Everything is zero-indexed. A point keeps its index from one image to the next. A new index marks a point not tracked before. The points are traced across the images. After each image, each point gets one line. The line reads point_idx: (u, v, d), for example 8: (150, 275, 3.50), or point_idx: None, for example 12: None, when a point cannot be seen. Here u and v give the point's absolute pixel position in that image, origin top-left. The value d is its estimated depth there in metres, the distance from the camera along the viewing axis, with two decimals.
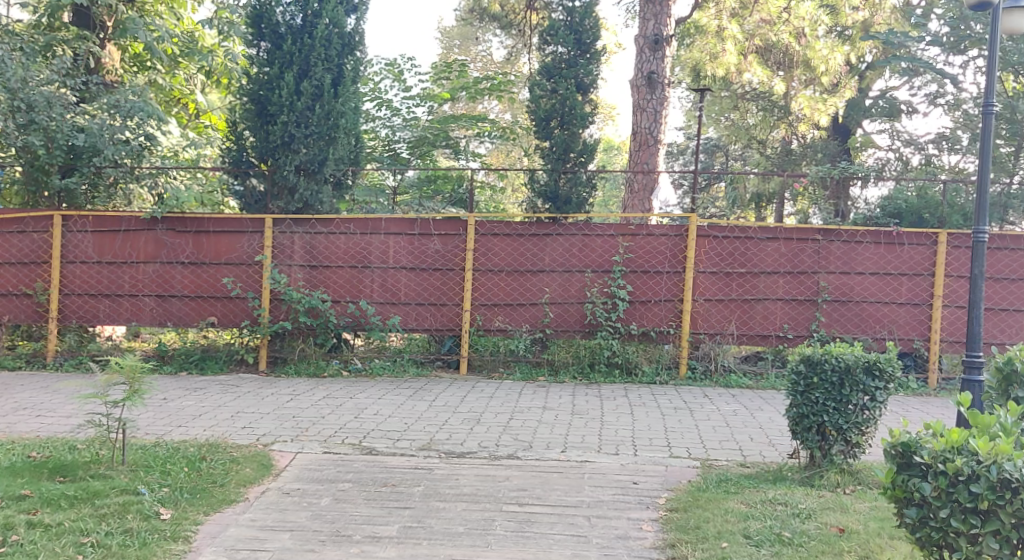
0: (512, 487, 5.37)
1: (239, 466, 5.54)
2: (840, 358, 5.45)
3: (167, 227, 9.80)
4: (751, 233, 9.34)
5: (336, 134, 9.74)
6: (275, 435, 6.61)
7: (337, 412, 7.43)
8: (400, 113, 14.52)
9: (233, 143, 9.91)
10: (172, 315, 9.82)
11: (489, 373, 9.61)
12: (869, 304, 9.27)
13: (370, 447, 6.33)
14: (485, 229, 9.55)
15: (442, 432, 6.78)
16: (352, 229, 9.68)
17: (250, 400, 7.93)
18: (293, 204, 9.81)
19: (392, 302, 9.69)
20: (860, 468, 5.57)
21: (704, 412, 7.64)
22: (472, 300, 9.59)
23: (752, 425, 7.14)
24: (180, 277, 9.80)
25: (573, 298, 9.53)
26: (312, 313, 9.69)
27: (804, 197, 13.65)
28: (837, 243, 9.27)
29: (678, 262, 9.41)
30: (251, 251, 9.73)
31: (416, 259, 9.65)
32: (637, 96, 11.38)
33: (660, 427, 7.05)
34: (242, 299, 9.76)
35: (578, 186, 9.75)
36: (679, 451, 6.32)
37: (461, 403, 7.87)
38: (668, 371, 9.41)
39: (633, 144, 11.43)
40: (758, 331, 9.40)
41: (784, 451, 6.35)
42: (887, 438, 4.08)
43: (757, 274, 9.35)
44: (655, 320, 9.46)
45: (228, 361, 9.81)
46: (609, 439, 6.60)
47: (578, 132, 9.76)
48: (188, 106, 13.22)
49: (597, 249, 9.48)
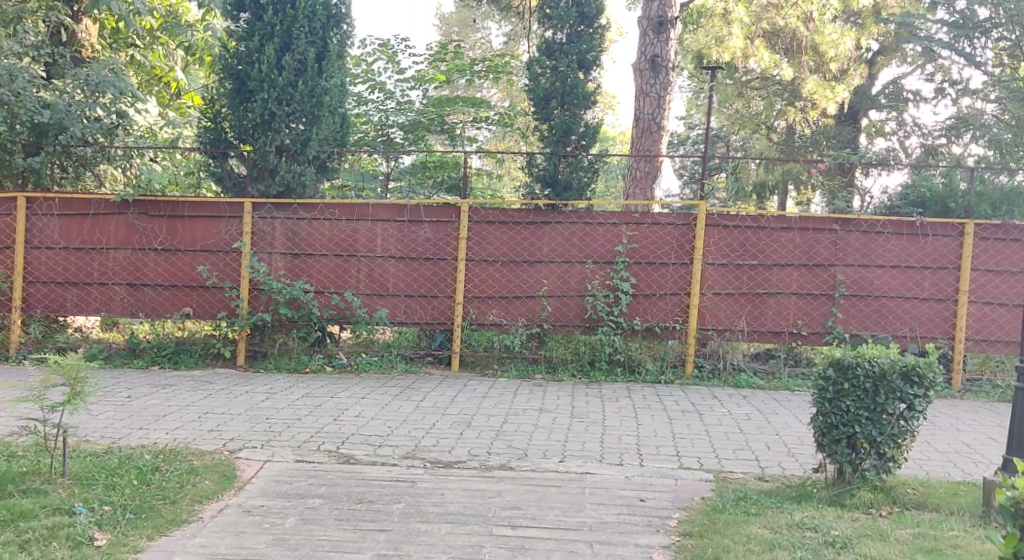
0: (504, 505, 4.76)
1: (196, 479, 4.94)
2: (873, 362, 4.84)
3: (139, 211, 9.17)
4: (765, 223, 8.72)
5: (321, 113, 9.07)
6: (244, 439, 6.00)
7: (315, 414, 6.81)
8: (393, 96, 13.89)
9: (210, 122, 9.27)
10: (144, 305, 9.20)
11: (482, 369, 9.01)
12: (890, 299, 8.66)
13: (349, 455, 5.72)
14: (480, 216, 8.93)
15: (429, 437, 6.18)
16: (337, 215, 9.05)
17: (222, 399, 7.31)
18: (274, 187, 9.17)
19: (380, 293, 9.07)
20: (896, 485, 4.97)
21: (715, 416, 7.03)
22: (464, 292, 8.97)
23: (769, 432, 6.53)
24: (153, 265, 9.18)
25: (573, 291, 8.92)
26: (294, 305, 9.08)
27: (816, 186, 13.03)
28: (856, 233, 8.65)
29: (685, 253, 8.80)
30: (229, 238, 9.11)
31: (405, 248, 9.03)
32: (640, 80, 10.71)
33: (668, 433, 6.44)
34: (219, 289, 9.15)
35: (579, 171, 9.08)
36: (689, 462, 5.71)
37: (451, 405, 7.26)
38: (673, 370, 8.80)
39: (635, 130, 10.80)
40: (770, 328, 8.79)
41: (807, 463, 5.74)
42: (1007, 493, 3.52)
43: (770, 267, 8.74)
44: (660, 315, 8.85)
45: (204, 354, 9.21)
46: (612, 447, 6.00)
47: (579, 113, 9.12)
48: (169, 84, 12.56)
49: (599, 239, 8.86)
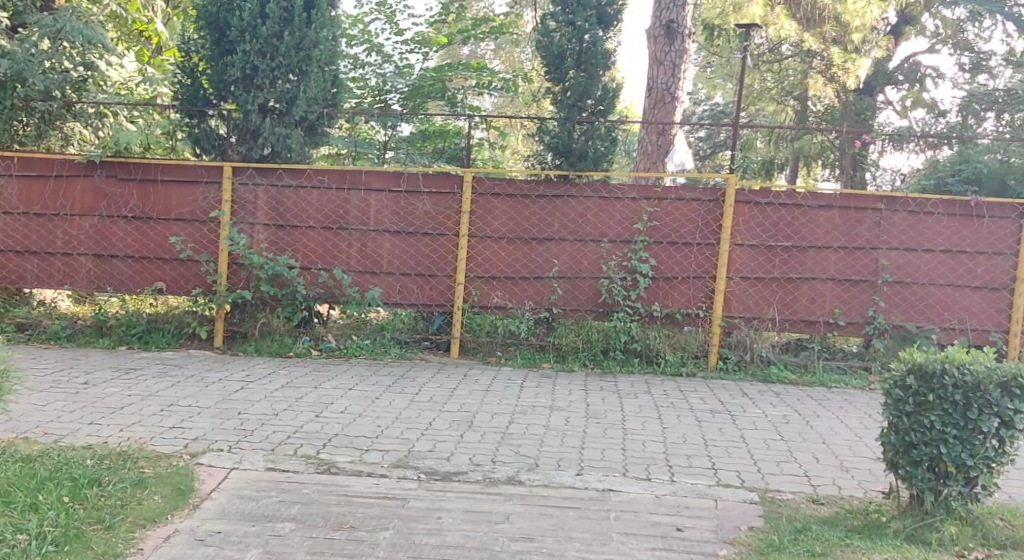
0: (515, 536, 3.99)
1: (144, 493, 4.12)
2: (964, 369, 4.02)
3: (107, 173, 8.28)
4: (801, 200, 7.84)
5: (308, 68, 8.14)
6: (209, 440, 5.16)
7: (295, 409, 5.96)
8: (392, 59, 12.96)
9: (186, 76, 8.34)
10: (112, 278, 8.33)
11: (484, 357, 8.17)
12: (937, 288, 7.82)
13: (329, 462, 4.88)
14: (484, 187, 8.05)
15: (425, 440, 5.35)
16: (327, 183, 8.17)
17: (191, 388, 6.47)
18: (256, 150, 8.27)
19: (372, 270, 8.21)
20: (983, 515, 4.16)
21: (748, 418, 6.20)
22: (466, 271, 8.11)
23: (813, 439, 5.70)
24: (122, 235, 8.30)
25: (586, 272, 8.06)
26: (277, 282, 8.22)
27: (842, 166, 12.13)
28: (902, 213, 7.79)
29: (711, 232, 7.93)
30: (206, 206, 8.22)
31: (401, 221, 8.16)
32: (653, 48, 9.76)
33: (699, 439, 5.60)
34: (195, 262, 8.28)
35: (595, 139, 8.14)
36: (728, 477, 4.89)
37: (450, 399, 6.41)
38: (695, 361, 7.96)
39: (647, 101, 9.85)
40: (803, 317, 7.95)
41: (865, 480, 4.93)
42: None
43: (805, 249, 7.89)
44: (681, 301, 8.00)
45: (178, 334, 8.33)
46: (636, 457, 5.17)
47: (597, 74, 8.15)
48: (151, 38, 11.30)
49: (616, 215, 8.00)
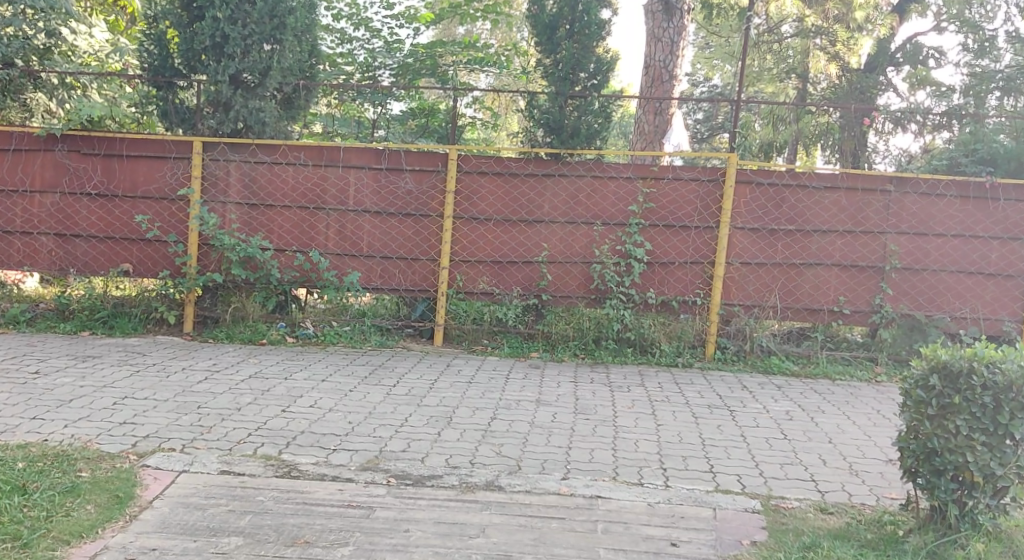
0: (489, 553, 3.61)
1: (74, 502, 3.76)
2: (995, 368, 3.58)
3: (69, 148, 7.80)
4: (806, 181, 7.40)
5: (284, 36, 7.60)
6: (161, 438, 4.71)
7: (260, 403, 5.51)
8: (381, 34, 12.42)
9: (154, 45, 7.80)
10: (75, 260, 7.86)
11: (470, 345, 7.74)
12: (948, 274, 7.38)
13: (291, 464, 4.45)
14: (470, 165, 7.59)
15: (399, 439, 4.91)
16: (303, 159, 7.69)
17: (151, 378, 6.02)
18: (228, 125, 7.75)
19: (351, 253, 7.75)
20: (1011, 527, 3.75)
21: (749, 414, 5.77)
22: (450, 254, 7.65)
23: (820, 439, 5.27)
24: (86, 213, 7.82)
25: (577, 256, 7.61)
26: (250, 265, 7.76)
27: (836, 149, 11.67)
28: (912, 195, 7.35)
29: (710, 214, 7.48)
30: (175, 183, 7.75)
31: (383, 200, 7.69)
32: (651, 22, 9.24)
33: (696, 438, 5.18)
34: (163, 243, 7.81)
35: (588, 114, 7.64)
36: (728, 483, 4.47)
37: (430, 393, 5.97)
38: (691, 351, 7.52)
39: (645, 79, 9.35)
40: (807, 305, 7.51)
41: (877, 486, 4.52)
42: None
43: (809, 233, 7.45)
44: (678, 288, 7.56)
45: (145, 319, 7.84)
46: (628, 459, 4.74)
47: (591, 46, 7.62)
48: (127, 10, 10.58)
49: (609, 196, 7.54)
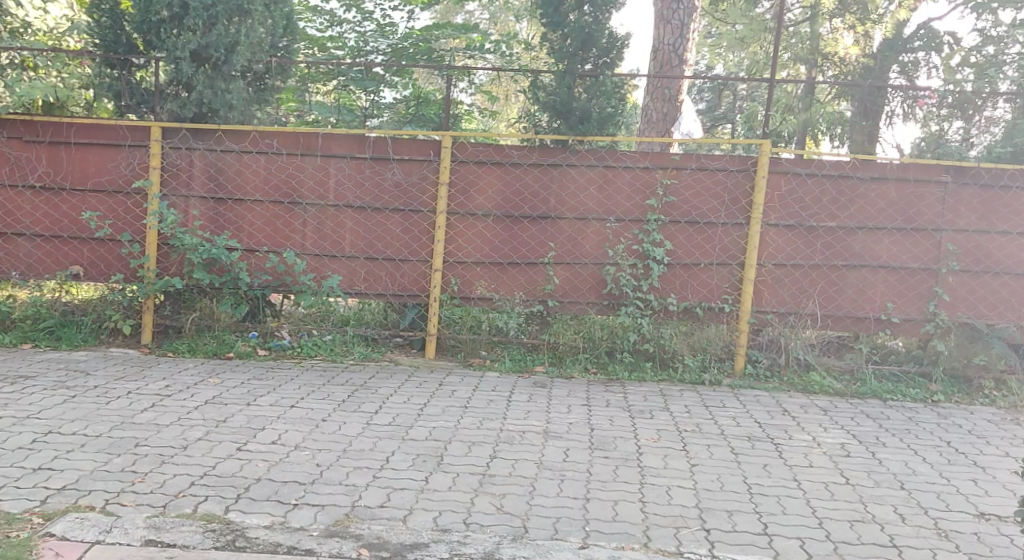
0: None
1: None
2: None
3: (9, 135, 6.83)
4: (850, 172, 6.46)
5: (251, 7, 6.55)
6: (80, 492, 3.79)
7: (212, 439, 4.56)
8: (372, 17, 11.33)
9: (107, 16, 6.80)
10: (17, 262, 6.91)
11: (466, 358, 6.81)
12: (1012, 277, 6.45)
13: (239, 529, 3.55)
14: (467, 153, 6.64)
15: (379, 488, 3.98)
16: (276, 147, 6.74)
17: (88, 405, 5.07)
18: (191, 108, 6.73)
19: (331, 253, 6.80)
20: None
21: (799, 449, 4.81)
22: (443, 255, 6.72)
23: (889, 484, 4.34)
24: (29, 209, 6.87)
25: (587, 257, 6.67)
26: (216, 267, 6.79)
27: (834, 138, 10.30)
28: (972, 187, 6.41)
29: (739, 209, 6.54)
30: (130, 175, 6.81)
31: (367, 194, 6.75)
32: (660, 3, 8.27)
33: (739, 484, 4.25)
34: (117, 243, 6.86)
35: (601, 96, 6.60)
36: (787, 552, 3.56)
37: (418, 423, 4.99)
38: (719, 365, 6.57)
39: (653, 65, 8.36)
40: (851, 312, 6.57)
41: (969, 550, 3.65)
42: None
43: (852, 231, 6.51)
44: (702, 293, 6.62)
45: (97, 329, 6.90)
46: (659, 517, 3.81)
47: (604, 17, 6.54)
48: None
49: (624, 189, 6.60)
